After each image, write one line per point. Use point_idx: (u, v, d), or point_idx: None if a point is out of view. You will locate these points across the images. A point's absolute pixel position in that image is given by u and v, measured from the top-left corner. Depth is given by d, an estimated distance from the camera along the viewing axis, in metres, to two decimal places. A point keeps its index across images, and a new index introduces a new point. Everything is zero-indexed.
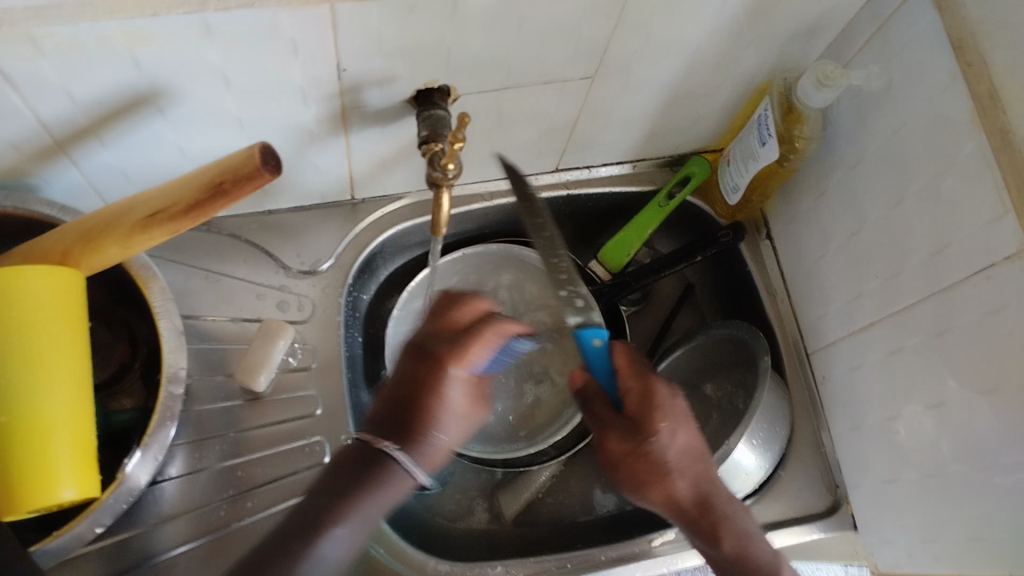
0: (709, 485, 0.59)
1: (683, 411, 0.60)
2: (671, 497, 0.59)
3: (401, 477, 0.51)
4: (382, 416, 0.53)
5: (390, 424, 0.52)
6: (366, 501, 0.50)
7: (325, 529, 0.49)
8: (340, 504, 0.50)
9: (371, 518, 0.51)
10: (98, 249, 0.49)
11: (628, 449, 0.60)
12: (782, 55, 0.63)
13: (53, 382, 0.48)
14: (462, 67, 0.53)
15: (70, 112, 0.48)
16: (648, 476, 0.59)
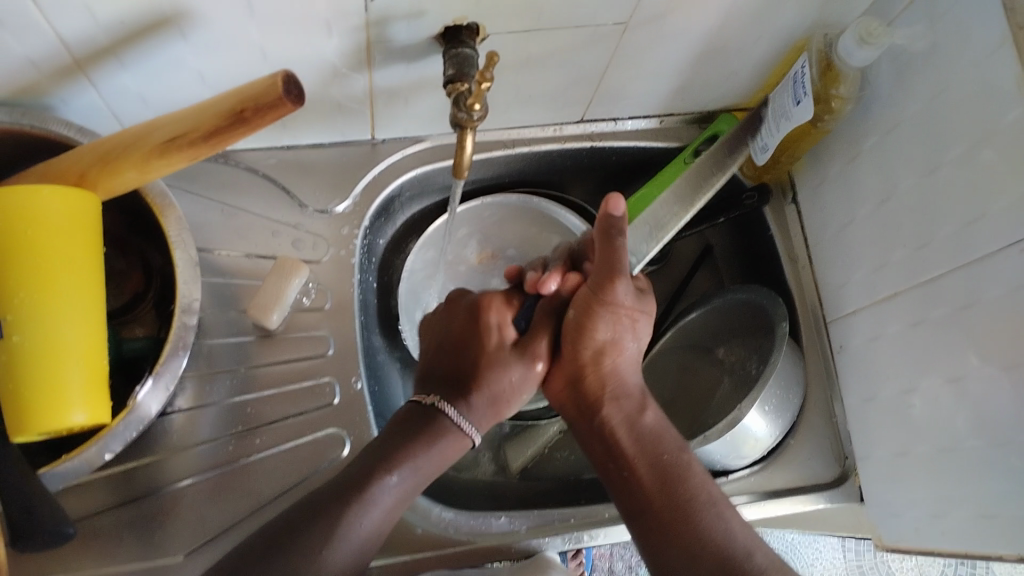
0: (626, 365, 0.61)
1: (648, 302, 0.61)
2: (597, 356, 0.60)
3: (451, 440, 0.58)
4: (442, 389, 0.60)
5: (450, 391, 0.60)
6: (402, 468, 0.55)
7: (347, 516, 0.51)
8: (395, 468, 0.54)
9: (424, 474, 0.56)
10: (115, 171, 0.48)
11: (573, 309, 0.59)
12: (822, 11, 0.60)
13: (67, 307, 0.48)
14: (492, 4, 0.51)
15: (88, 29, 0.46)
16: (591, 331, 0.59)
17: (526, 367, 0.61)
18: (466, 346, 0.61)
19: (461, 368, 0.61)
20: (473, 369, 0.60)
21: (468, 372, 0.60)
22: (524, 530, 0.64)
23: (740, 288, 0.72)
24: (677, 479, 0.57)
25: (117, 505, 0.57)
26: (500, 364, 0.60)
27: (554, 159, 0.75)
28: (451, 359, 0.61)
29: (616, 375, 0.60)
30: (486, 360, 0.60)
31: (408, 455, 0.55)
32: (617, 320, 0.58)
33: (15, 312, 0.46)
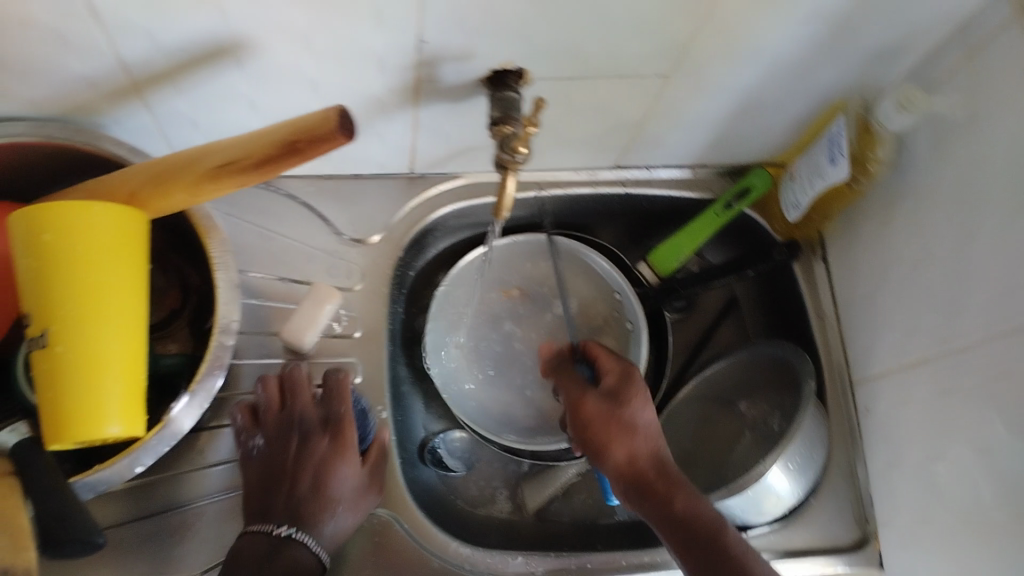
0: (664, 459, 0.59)
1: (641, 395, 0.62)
2: (624, 463, 0.59)
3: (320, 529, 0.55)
4: (273, 498, 0.56)
5: (306, 507, 0.56)
6: None
7: None
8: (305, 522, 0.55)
9: None
10: (165, 193, 0.49)
11: (601, 413, 0.61)
12: (861, 75, 0.61)
13: (111, 320, 0.49)
14: (539, 52, 0.52)
15: (151, 55, 0.48)
16: (604, 447, 0.60)
17: (340, 477, 0.57)
18: (277, 456, 0.57)
19: (293, 476, 0.57)
20: (308, 488, 0.56)
21: (309, 489, 0.56)
22: (539, 572, 0.64)
23: (766, 342, 0.75)
24: (715, 551, 0.54)
25: (137, 519, 0.57)
26: (323, 478, 0.57)
27: (587, 203, 0.77)
28: (267, 466, 0.58)
29: (656, 462, 0.59)
30: (322, 462, 0.57)
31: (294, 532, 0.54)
32: (624, 421, 0.60)
33: (58, 323, 0.47)
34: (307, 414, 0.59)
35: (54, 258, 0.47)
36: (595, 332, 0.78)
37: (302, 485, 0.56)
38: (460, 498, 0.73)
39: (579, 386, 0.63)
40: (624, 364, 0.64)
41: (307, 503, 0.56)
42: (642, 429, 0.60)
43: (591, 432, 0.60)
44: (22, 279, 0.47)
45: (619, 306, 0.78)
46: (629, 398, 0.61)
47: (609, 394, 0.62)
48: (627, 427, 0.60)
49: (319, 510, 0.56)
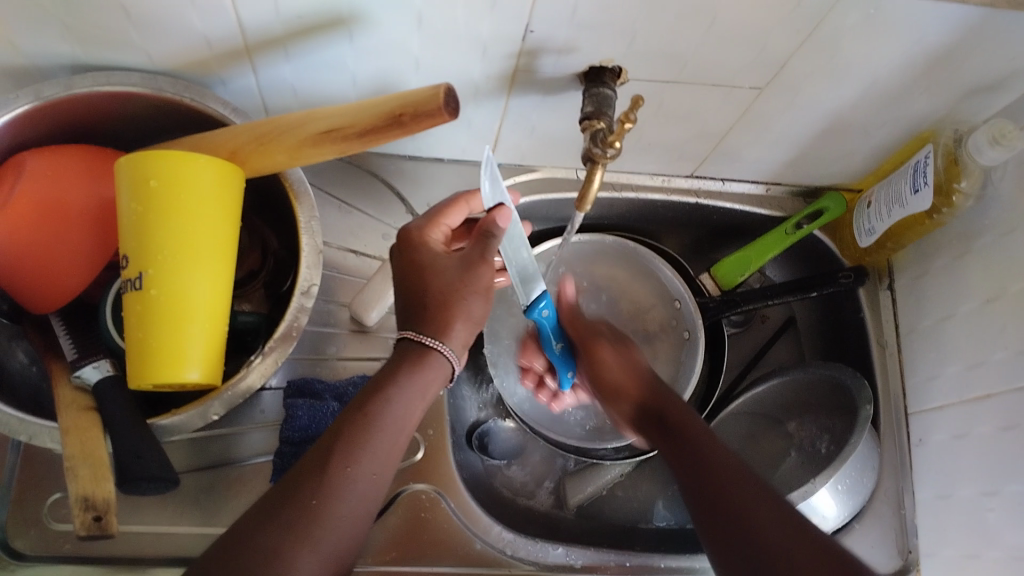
0: (655, 382, 0.59)
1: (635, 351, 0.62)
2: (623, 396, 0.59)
3: (435, 367, 0.51)
4: (408, 309, 0.53)
5: (426, 315, 0.52)
6: (323, 487, 0.45)
7: (332, 490, 0.45)
8: (354, 483, 0.46)
9: (325, 498, 0.45)
10: (267, 153, 0.51)
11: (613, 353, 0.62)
12: (955, 106, 0.61)
13: (202, 269, 0.50)
14: (640, 53, 0.53)
15: (269, 20, 0.50)
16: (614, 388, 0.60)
17: (468, 311, 0.53)
18: (423, 278, 0.53)
19: (420, 300, 0.53)
20: (437, 295, 0.52)
21: (430, 310, 0.52)
22: (578, 565, 0.64)
23: (820, 364, 0.74)
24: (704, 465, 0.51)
25: (192, 469, 0.59)
26: (453, 295, 0.52)
27: (658, 209, 0.77)
28: (403, 300, 0.54)
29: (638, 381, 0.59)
30: (410, 409, 0.50)
31: (414, 369, 0.51)
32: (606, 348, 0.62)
33: (155, 267, 0.49)
34: (415, 375, 0.50)
35: (158, 205, 0.48)
36: (651, 337, 0.79)
37: (375, 449, 0.48)
38: (503, 486, 0.74)
39: (592, 326, 0.65)
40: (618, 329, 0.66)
41: (426, 330, 0.52)
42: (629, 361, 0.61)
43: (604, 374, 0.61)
44: (123, 220, 0.49)
45: (680, 314, 0.78)
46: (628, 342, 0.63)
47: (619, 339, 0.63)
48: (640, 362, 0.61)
49: (449, 332, 0.52)
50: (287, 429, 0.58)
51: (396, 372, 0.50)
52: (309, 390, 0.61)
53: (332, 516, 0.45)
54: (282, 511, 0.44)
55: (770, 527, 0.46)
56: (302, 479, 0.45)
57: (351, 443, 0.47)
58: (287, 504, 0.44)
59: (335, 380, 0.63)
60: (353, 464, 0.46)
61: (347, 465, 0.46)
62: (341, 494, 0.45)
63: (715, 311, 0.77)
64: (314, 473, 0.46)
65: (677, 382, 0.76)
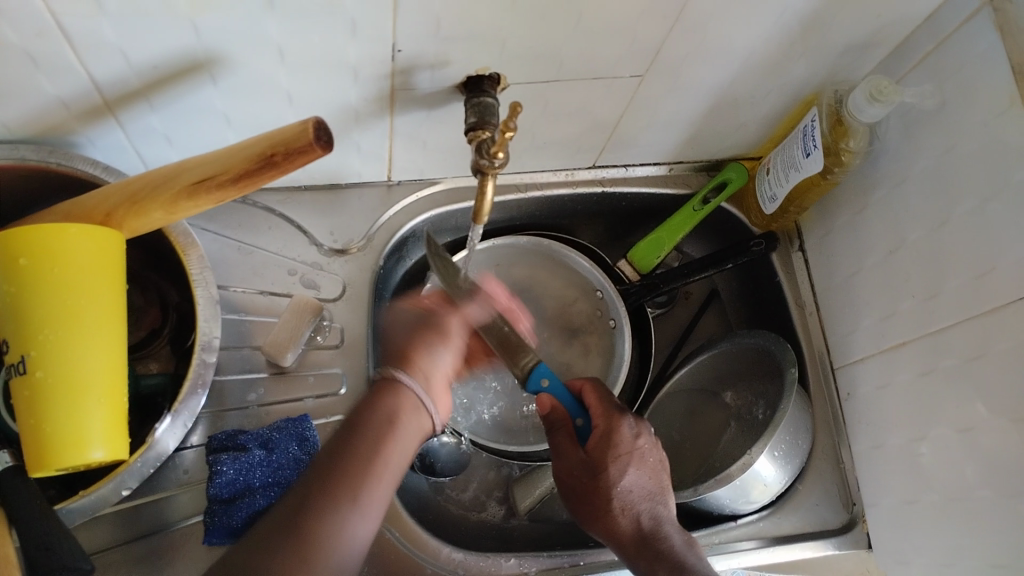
0: (653, 521, 0.57)
1: (625, 447, 0.58)
2: (608, 531, 0.57)
3: (409, 397, 0.52)
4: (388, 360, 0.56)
5: (396, 362, 0.55)
6: (307, 527, 0.44)
7: (313, 524, 0.45)
8: (348, 514, 0.46)
9: (308, 532, 0.44)
10: (142, 212, 0.49)
11: (584, 480, 0.58)
12: (833, 68, 0.62)
13: (90, 341, 0.48)
14: (514, 57, 0.52)
15: (123, 73, 0.47)
16: (589, 516, 0.57)
17: (430, 359, 0.55)
18: (396, 344, 0.58)
19: (392, 355, 0.56)
20: (400, 348, 0.57)
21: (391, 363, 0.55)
22: (532, 572, 0.64)
23: (747, 333, 0.74)
24: None
25: (125, 542, 0.56)
26: (412, 348, 0.55)
27: (565, 203, 0.77)
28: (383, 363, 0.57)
29: (610, 498, 0.56)
30: (383, 435, 0.49)
31: (378, 398, 0.52)
32: (615, 466, 0.57)
33: (37, 347, 0.46)
34: (381, 401, 0.51)
35: (32, 282, 0.46)
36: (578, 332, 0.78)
37: (361, 480, 0.47)
38: (451, 503, 0.73)
39: (562, 438, 0.60)
40: (610, 420, 0.59)
41: (398, 368, 0.54)
42: (622, 492, 0.56)
43: (581, 502, 0.58)
44: None
45: (603, 305, 0.78)
46: (605, 463, 0.57)
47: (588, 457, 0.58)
48: (606, 497, 0.56)
49: (411, 365, 0.54)
50: (213, 487, 0.56)
51: (378, 413, 0.50)
52: (232, 443, 0.58)
53: (322, 542, 0.44)
54: (275, 535, 0.44)
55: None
56: (285, 531, 0.44)
57: (333, 481, 0.47)
58: (277, 537, 0.44)
59: (258, 429, 0.61)
60: (342, 496, 0.46)
61: (333, 494, 0.46)
62: (333, 532, 0.45)
63: (636, 297, 0.77)
64: (299, 523, 0.45)
65: (610, 372, 0.76)
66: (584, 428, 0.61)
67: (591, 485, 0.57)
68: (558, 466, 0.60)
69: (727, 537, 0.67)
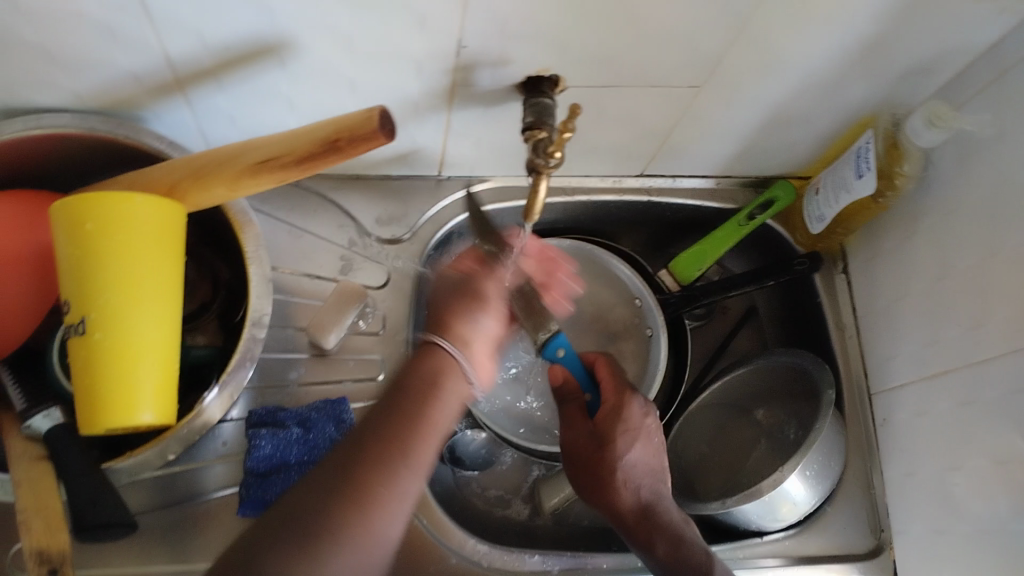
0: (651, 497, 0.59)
1: (635, 425, 0.61)
2: (609, 505, 0.59)
3: (460, 377, 0.49)
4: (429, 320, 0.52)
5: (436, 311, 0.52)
6: (351, 510, 0.41)
7: (361, 504, 0.41)
8: (396, 473, 0.43)
9: (357, 505, 0.41)
10: (205, 188, 0.50)
11: (588, 450, 0.61)
12: (891, 91, 0.62)
13: (146, 309, 0.49)
14: (575, 60, 0.53)
15: (196, 52, 0.49)
16: (591, 489, 0.60)
17: (478, 326, 0.52)
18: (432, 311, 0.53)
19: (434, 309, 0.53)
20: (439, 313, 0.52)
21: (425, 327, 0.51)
22: (554, 571, 0.64)
23: (784, 350, 0.74)
24: None
25: (158, 508, 0.58)
26: (451, 313, 0.51)
27: (611, 209, 0.77)
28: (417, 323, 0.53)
29: (614, 473, 0.59)
30: (432, 392, 0.47)
31: (419, 361, 0.49)
32: (622, 440, 0.60)
33: (96, 311, 0.48)
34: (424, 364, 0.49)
35: (95, 249, 0.47)
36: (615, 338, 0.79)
37: (412, 441, 0.45)
38: (477, 497, 0.74)
39: (575, 411, 0.63)
40: (621, 396, 0.62)
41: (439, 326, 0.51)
42: (627, 463, 0.59)
43: (582, 469, 0.61)
44: (62, 265, 0.48)
45: (641, 312, 0.78)
46: (612, 436, 0.60)
47: (597, 430, 0.61)
48: (610, 470, 0.59)
49: (452, 330, 0.50)
50: (251, 461, 0.57)
51: (421, 372, 0.48)
52: (272, 419, 0.60)
53: (374, 511, 0.42)
54: (327, 488, 0.42)
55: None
56: (327, 491, 0.41)
57: (381, 440, 0.44)
58: (314, 499, 0.41)
59: (298, 407, 0.62)
60: (393, 454, 0.44)
61: (384, 453, 0.44)
62: (382, 504, 0.42)
63: (675, 307, 0.78)
64: (338, 493, 0.41)
65: (643, 379, 0.76)
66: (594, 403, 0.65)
67: (596, 456, 0.60)
68: (566, 434, 0.63)
69: (751, 552, 0.67)
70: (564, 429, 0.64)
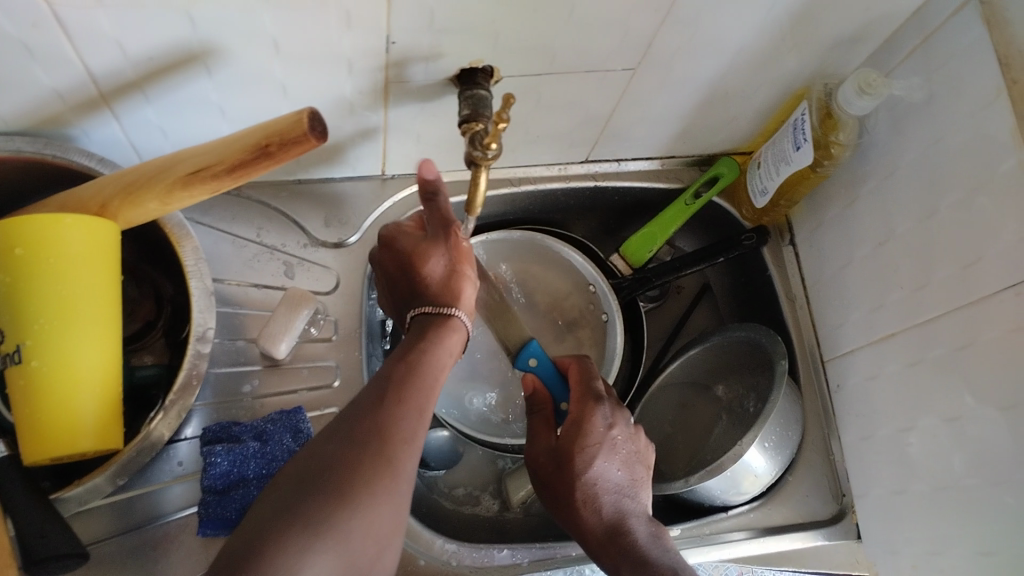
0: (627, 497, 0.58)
1: (599, 437, 0.58)
2: (578, 525, 0.57)
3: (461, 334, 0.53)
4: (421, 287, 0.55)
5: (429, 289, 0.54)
6: (383, 453, 0.42)
7: (393, 448, 0.42)
8: (415, 426, 0.44)
9: (387, 449, 0.42)
10: (136, 203, 0.49)
11: (551, 469, 0.59)
12: (823, 62, 0.63)
13: (83, 332, 0.48)
14: (507, 49, 0.53)
15: (117, 64, 0.47)
16: (558, 507, 0.58)
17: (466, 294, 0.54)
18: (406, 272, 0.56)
19: (423, 292, 0.55)
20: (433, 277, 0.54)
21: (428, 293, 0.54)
22: (525, 564, 0.64)
23: (739, 326, 0.74)
24: None
25: (119, 534, 0.56)
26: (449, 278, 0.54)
27: (558, 197, 0.77)
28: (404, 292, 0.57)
29: (577, 494, 0.57)
30: (442, 359, 0.50)
31: (432, 327, 0.52)
32: (591, 455, 0.58)
33: (31, 338, 0.46)
34: (433, 329, 0.52)
35: (30, 270, 0.46)
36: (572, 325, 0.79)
37: (425, 396, 0.47)
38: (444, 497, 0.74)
39: (541, 424, 0.62)
40: (585, 408, 0.60)
41: (440, 300, 0.54)
42: (589, 480, 0.57)
43: (549, 487, 0.59)
44: None
45: (595, 298, 0.78)
46: (575, 453, 0.58)
47: (561, 443, 0.59)
48: (574, 490, 0.57)
49: (455, 293, 0.54)
50: (207, 479, 0.56)
51: (426, 335, 0.51)
52: (227, 435, 0.59)
53: (405, 453, 0.43)
54: (355, 437, 0.42)
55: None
56: (355, 443, 0.42)
57: (400, 391, 0.46)
58: (345, 446, 0.42)
59: (252, 420, 0.61)
60: (411, 405, 0.45)
61: (401, 403, 0.45)
62: (409, 448, 0.43)
63: (627, 290, 0.77)
64: (368, 444, 0.42)
65: (603, 365, 0.76)
66: (566, 412, 0.67)
67: (558, 472, 0.58)
68: (532, 453, 0.61)
69: (718, 528, 0.68)
70: (529, 442, 0.62)
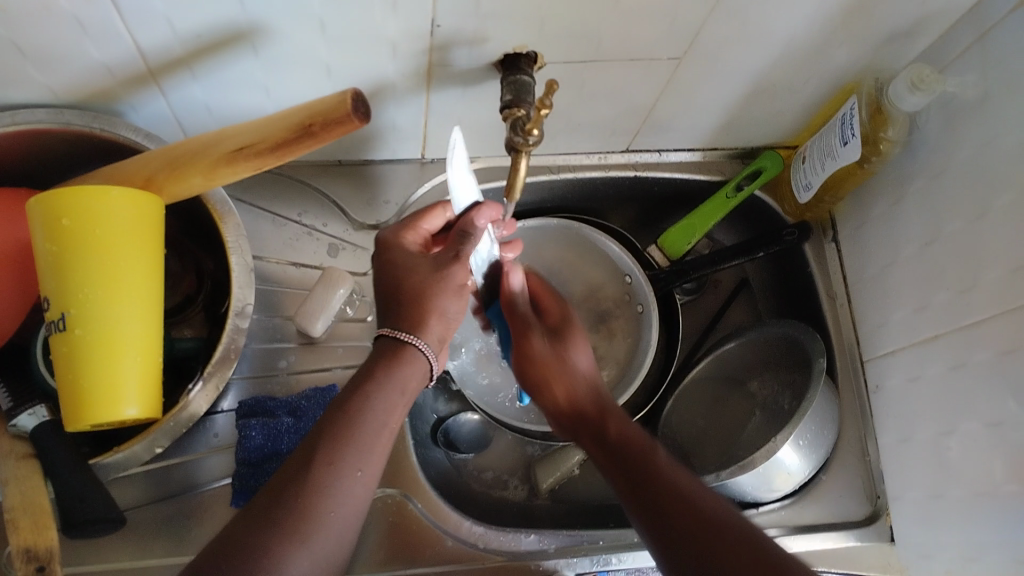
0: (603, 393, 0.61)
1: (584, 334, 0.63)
2: (566, 395, 0.60)
3: (420, 361, 0.52)
4: (395, 303, 0.54)
5: (403, 312, 0.53)
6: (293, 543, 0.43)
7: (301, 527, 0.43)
8: (332, 493, 0.45)
9: (294, 530, 0.43)
10: (182, 177, 0.50)
11: (548, 349, 0.61)
12: (875, 56, 0.61)
13: (126, 304, 0.49)
14: (551, 35, 0.53)
15: (166, 41, 0.48)
16: (549, 384, 0.60)
17: (442, 308, 0.53)
18: (401, 275, 0.55)
19: (402, 296, 0.54)
20: (416, 287, 0.54)
21: (406, 306, 0.53)
22: (552, 550, 0.64)
23: (776, 322, 0.73)
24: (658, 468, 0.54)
25: (154, 502, 0.58)
26: (428, 289, 0.53)
27: (597, 186, 0.77)
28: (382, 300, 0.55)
29: (571, 369, 0.60)
30: (393, 401, 0.50)
31: (393, 361, 0.51)
32: (581, 343, 0.62)
33: (76, 307, 0.47)
34: (393, 366, 0.51)
35: (73, 241, 0.47)
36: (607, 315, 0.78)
37: (355, 452, 0.47)
38: (474, 480, 0.74)
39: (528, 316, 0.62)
40: (566, 310, 0.65)
41: (402, 325, 0.53)
42: (581, 363, 0.61)
43: (543, 368, 0.60)
44: (40, 261, 0.48)
45: (631, 290, 0.77)
46: (571, 337, 0.62)
47: (553, 333, 0.63)
48: (568, 365, 0.60)
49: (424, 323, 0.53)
50: (242, 452, 0.57)
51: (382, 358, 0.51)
52: (262, 409, 0.59)
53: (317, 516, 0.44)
54: (272, 514, 0.43)
55: (739, 558, 0.48)
56: (269, 516, 0.43)
57: (332, 444, 0.46)
58: (258, 525, 0.43)
59: (288, 396, 0.62)
60: (337, 463, 0.46)
61: (328, 466, 0.45)
62: (323, 513, 0.44)
63: (664, 282, 0.77)
64: (279, 520, 0.43)
65: (636, 356, 0.76)
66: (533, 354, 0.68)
67: (556, 354, 0.61)
68: (524, 343, 0.61)
69: None
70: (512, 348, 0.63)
